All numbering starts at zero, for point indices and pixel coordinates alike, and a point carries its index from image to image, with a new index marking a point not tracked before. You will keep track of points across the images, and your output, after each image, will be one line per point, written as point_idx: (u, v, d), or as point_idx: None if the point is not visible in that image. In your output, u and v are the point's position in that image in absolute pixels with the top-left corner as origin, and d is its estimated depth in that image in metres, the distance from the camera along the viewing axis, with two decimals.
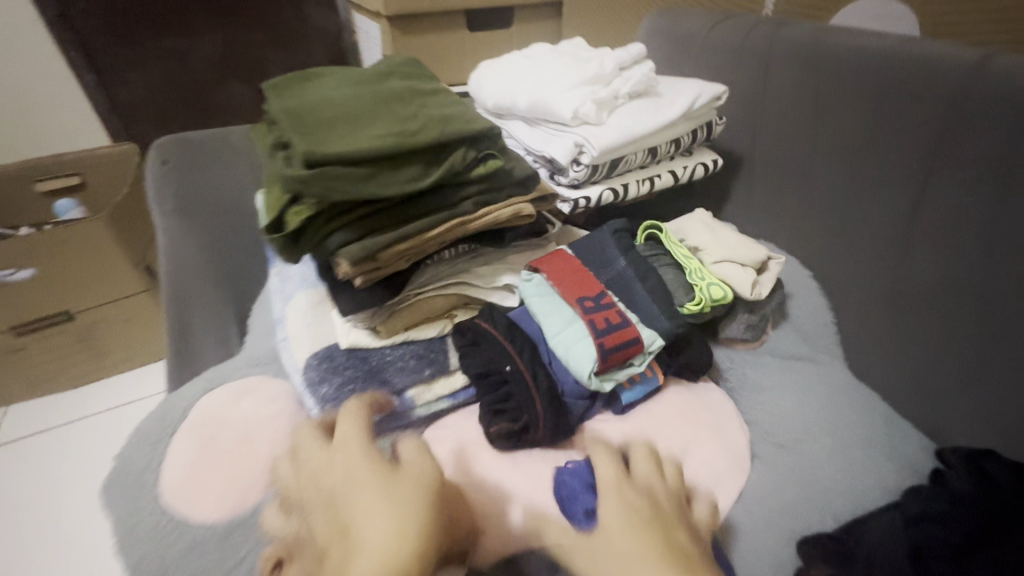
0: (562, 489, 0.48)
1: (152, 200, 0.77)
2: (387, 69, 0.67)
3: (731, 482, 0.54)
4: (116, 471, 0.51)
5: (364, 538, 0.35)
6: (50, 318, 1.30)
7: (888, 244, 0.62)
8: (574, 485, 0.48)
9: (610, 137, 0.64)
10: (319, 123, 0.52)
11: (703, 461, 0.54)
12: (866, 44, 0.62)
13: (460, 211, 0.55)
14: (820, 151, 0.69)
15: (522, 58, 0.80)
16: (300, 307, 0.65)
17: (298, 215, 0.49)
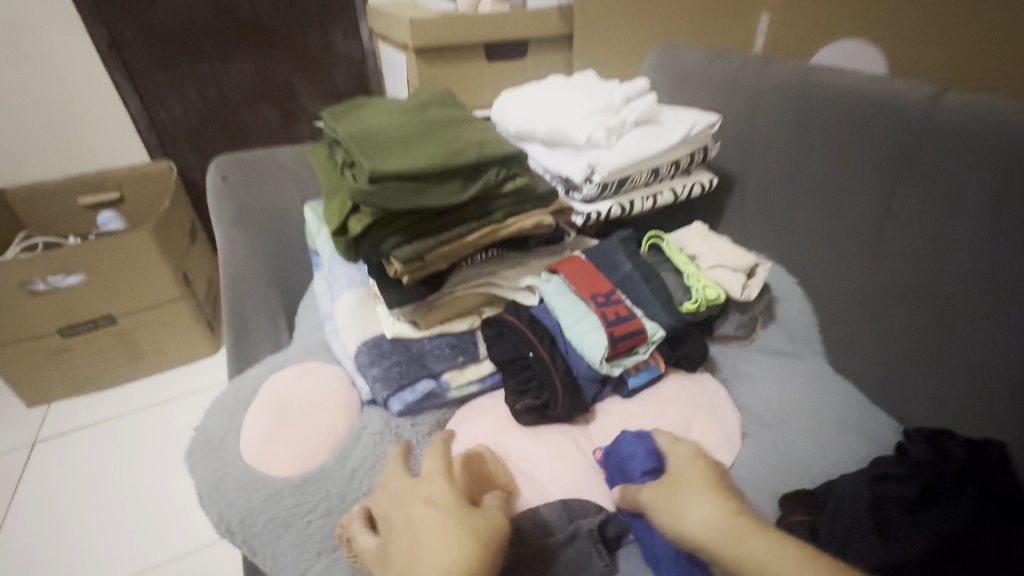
0: (624, 449, 0.57)
1: (213, 211, 0.87)
2: (426, 100, 0.77)
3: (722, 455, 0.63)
4: (199, 439, 0.60)
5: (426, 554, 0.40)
6: (93, 322, 1.40)
7: (861, 253, 0.72)
8: (635, 447, 0.56)
9: (619, 159, 0.74)
10: (376, 146, 0.62)
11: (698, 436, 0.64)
12: (837, 82, 0.73)
13: (492, 220, 0.65)
14: (802, 173, 0.79)
15: (540, 88, 0.91)
16: (348, 304, 0.74)
17: (360, 221, 0.59)
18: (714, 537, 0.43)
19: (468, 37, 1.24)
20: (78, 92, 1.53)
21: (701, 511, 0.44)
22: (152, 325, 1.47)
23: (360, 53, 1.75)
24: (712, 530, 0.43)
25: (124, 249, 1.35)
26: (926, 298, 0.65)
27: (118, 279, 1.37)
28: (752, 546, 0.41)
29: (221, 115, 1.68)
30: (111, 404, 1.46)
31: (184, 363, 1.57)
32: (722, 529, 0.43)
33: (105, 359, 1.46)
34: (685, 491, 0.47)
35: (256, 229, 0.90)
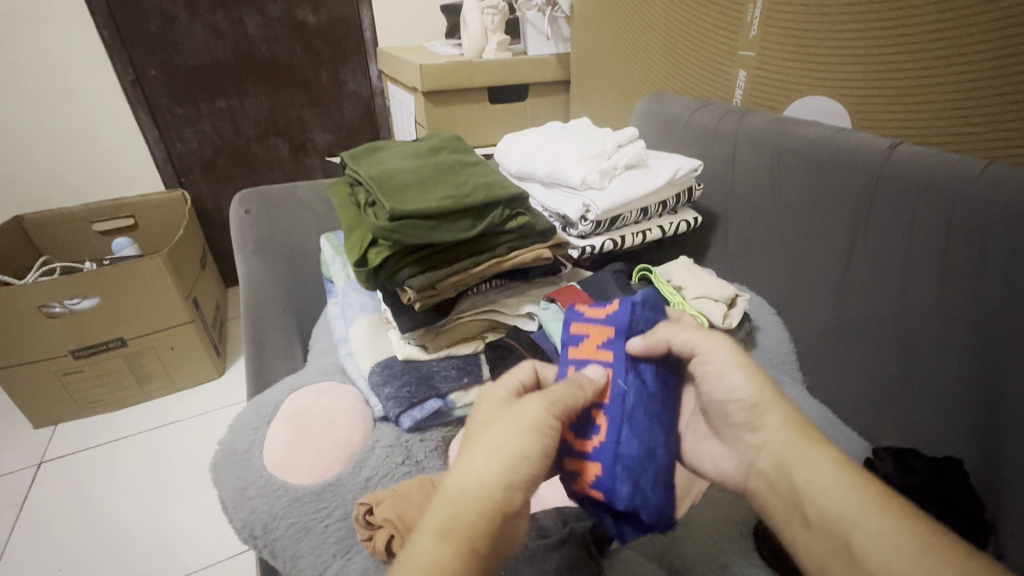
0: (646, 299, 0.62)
1: (237, 242, 0.95)
2: (437, 144, 0.85)
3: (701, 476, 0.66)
4: (224, 451, 0.65)
5: (491, 470, 0.44)
6: (105, 344, 1.45)
7: (829, 286, 0.80)
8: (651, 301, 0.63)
9: (611, 200, 0.82)
10: (394, 187, 0.70)
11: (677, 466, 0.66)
12: (805, 133, 0.82)
13: (496, 254, 0.72)
14: (777, 212, 0.87)
15: (539, 133, 1.00)
16: (362, 327, 0.80)
17: (379, 254, 0.66)
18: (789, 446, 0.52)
19: (472, 83, 1.34)
20: (102, 126, 1.62)
21: (776, 422, 0.54)
22: (161, 347, 1.52)
23: (369, 92, 1.86)
24: (788, 446, 0.52)
25: (139, 273, 1.41)
26: (888, 329, 0.72)
27: (130, 302, 1.43)
28: (813, 452, 0.51)
29: (234, 148, 1.78)
30: (117, 425, 1.50)
31: (189, 386, 1.61)
32: (792, 438, 0.53)
33: (113, 380, 1.50)
34: (763, 386, 0.55)
35: (276, 258, 0.97)
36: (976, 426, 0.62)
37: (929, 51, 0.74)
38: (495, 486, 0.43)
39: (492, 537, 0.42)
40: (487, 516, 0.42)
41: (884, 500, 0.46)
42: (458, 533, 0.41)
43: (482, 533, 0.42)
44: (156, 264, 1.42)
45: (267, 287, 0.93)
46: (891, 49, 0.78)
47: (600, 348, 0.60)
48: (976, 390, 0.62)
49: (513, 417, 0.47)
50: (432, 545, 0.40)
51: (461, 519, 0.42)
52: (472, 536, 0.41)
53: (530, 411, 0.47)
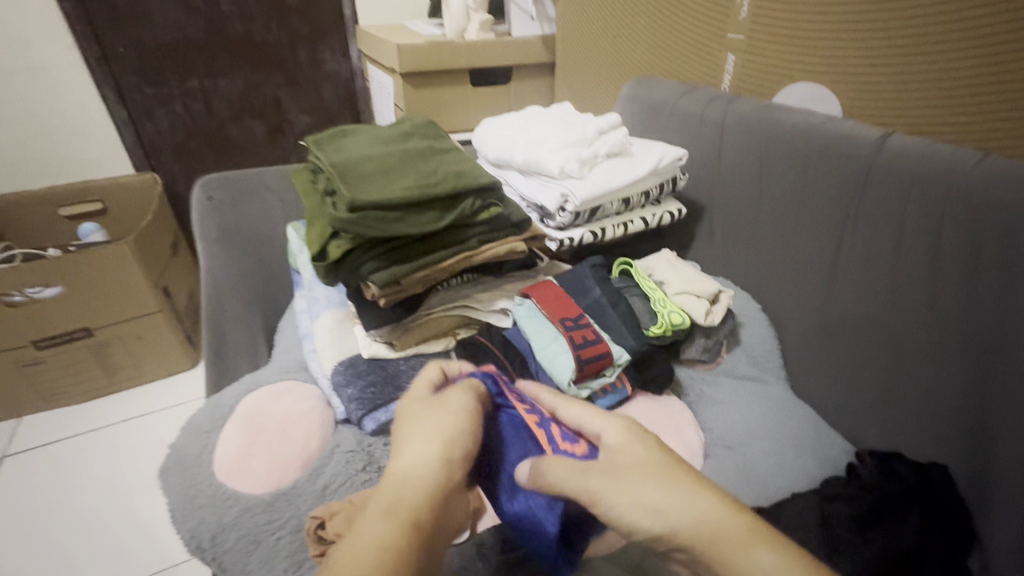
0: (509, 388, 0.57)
1: (197, 230, 0.88)
2: (408, 129, 0.80)
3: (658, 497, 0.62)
4: (173, 458, 0.61)
5: (415, 450, 0.43)
6: (70, 334, 1.39)
7: (818, 282, 0.76)
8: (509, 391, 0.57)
9: (591, 190, 0.78)
10: (358, 174, 0.65)
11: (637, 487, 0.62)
12: (794, 121, 0.79)
13: (466, 247, 0.68)
14: (763, 203, 0.84)
15: (518, 118, 0.95)
16: (327, 322, 0.76)
17: (339, 247, 0.62)
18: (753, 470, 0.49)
19: (453, 64, 1.28)
20: (65, 104, 1.53)
21: None
22: (131, 337, 1.47)
23: (350, 73, 1.79)
24: None
25: (105, 260, 1.34)
26: (875, 328, 0.69)
27: (96, 290, 1.36)
28: None
29: (206, 130, 1.70)
30: (84, 418, 1.44)
31: (161, 376, 1.56)
32: None
33: (81, 371, 1.44)
34: None
35: (240, 246, 0.91)
36: (964, 433, 0.60)
37: (926, 37, 0.70)
38: (432, 463, 0.43)
39: (433, 513, 0.41)
40: (424, 489, 0.41)
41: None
42: (404, 513, 0.39)
43: (426, 508, 0.41)
44: (123, 252, 1.35)
45: (230, 278, 0.87)
46: (887, 34, 0.74)
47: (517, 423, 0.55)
48: (964, 394, 0.59)
49: (440, 409, 0.47)
50: (377, 527, 0.38)
51: (402, 498, 0.40)
52: (414, 513, 0.40)
53: (454, 397, 0.48)
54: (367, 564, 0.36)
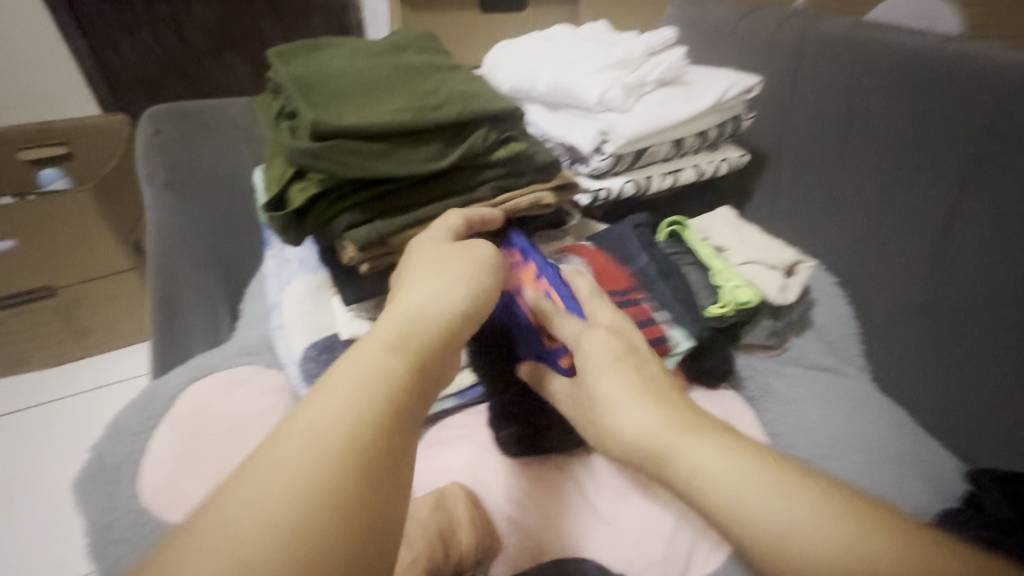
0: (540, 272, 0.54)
1: (142, 173, 0.72)
2: (401, 42, 0.62)
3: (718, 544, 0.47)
4: (88, 465, 0.47)
5: (423, 287, 0.37)
6: (29, 294, 1.23)
7: (921, 253, 0.60)
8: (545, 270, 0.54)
9: (637, 126, 0.60)
10: (330, 93, 0.48)
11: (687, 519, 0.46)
12: (906, 41, 0.60)
13: (478, 196, 0.51)
14: (852, 150, 0.66)
15: (542, 39, 0.76)
16: (298, 292, 0.60)
17: (304, 191, 0.45)
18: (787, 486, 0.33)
19: None
20: None
21: None
22: (98, 298, 1.31)
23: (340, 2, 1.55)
24: None
25: (59, 211, 1.17)
26: (997, 314, 0.53)
27: (50, 244, 1.20)
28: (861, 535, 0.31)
29: (179, 64, 1.48)
30: (49, 386, 1.30)
31: (135, 342, 1.41)
32: None
33: (44, 335, 1.30)
34: None
35: (198, 194, 0.74)
36: None
37: None
38: (444, 308, 0.36)
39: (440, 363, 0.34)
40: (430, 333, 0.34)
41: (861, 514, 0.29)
42: (414, 347, 0.33)
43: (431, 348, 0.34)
44: (79, 201, 1.18)
45: (186, 233, 0.71)
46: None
47: (539, 281, 0.53)
48: None
49: (469, 252, 0.40)
50: (382, 353, 0.31)
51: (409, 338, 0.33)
52: (422, 352, 0.33)
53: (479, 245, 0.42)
54: (361, 395, 0.29)
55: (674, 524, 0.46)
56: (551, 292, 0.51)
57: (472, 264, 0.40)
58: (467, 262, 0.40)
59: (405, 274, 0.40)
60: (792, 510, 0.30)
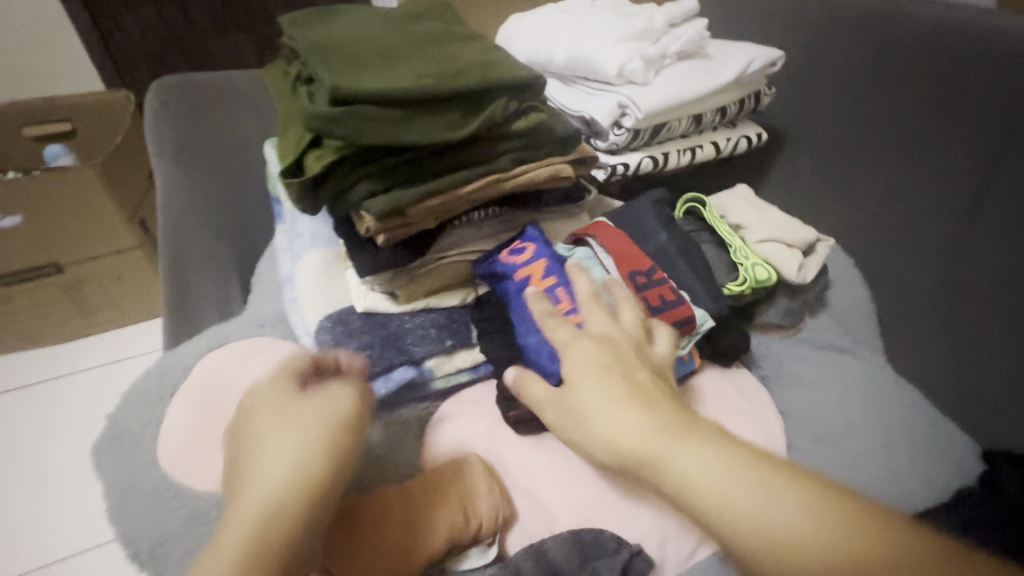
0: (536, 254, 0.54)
1: (151, 145, 0.70)
2: (416, 10, 0.60)
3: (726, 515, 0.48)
4: (109, 434, 0.47)
5: (267, 464, 0.35)
6: (38, 270, 1.23)
7: (943, 234, 0.59)
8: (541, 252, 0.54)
9: (656, 100, 0.59)
10: (347, 58, 0.47)
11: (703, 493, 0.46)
12: (939, 14, 0.58)
13: (496, 167, 0.50)
14: (876, 127, 0.65)
15: (558, 10, 0.74)
16: (311, 265, 0.59)
17: (321, 159, 0.44)
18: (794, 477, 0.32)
19: None
20: None
21: None
22: (106, 276, 1.31)
23: None
24: None
25: (67, 187, 1.16)
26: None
27: (58, 221, 1.19)
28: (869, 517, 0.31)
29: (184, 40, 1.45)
30: (60, 361, 1.31)
31: (143, 319, 1.41)
32: None
33: (53, 312, 1.30)
34: None
35: (207, 168, 0.73)
36: None
37: None
38: (294, 484, 0.34)
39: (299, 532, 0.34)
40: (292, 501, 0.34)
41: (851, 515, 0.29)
42: (259, 548, 0.32)
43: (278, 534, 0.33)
44: (87, 178, 1.17)
45: (195, 207, 0.70)
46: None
47: (545, 278, 0.52)
48: None
49: (315, 408, 0.39)
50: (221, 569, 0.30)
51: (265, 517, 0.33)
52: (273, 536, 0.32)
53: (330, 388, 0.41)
54: None
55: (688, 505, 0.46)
56: (548, 276, 0.52)
57: (323, 421, 0.38)
58: (316, 421, 0.38)
59: (250, 445, 0.38)
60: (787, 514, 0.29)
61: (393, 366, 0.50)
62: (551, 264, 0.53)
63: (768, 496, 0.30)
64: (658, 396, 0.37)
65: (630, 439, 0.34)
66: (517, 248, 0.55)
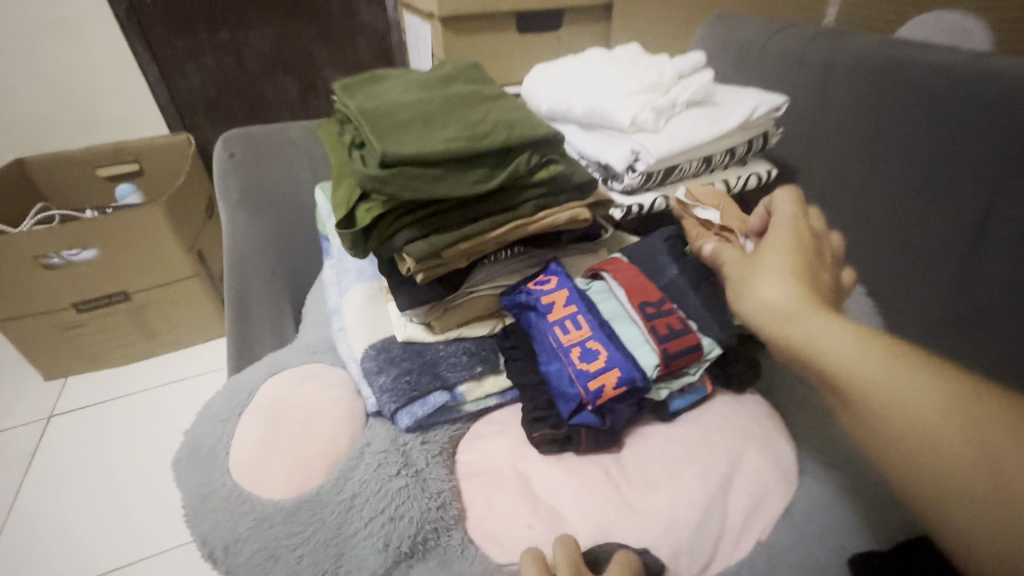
0: (560, 284, 0.60)
1: (218, 191, 0.79)
2: (451, 73, 0.68)
3: (741, 538, 0.51)
4: (188, 447, 0.55)
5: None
6: (108, 298, 1.36)
7: (947, 265, 0.62)
8: (565, 282, 0.60)
9: (667, 146, 0.64)
10: (392, 124, 0.54)
11: (711, 513, 0.51)
12: (932, 60, 0.62)
13: (520, 213, 0.56)
14: (879, 163, 0.69)
15: (578, 63, 0.81)
16: (358, 297, 0.67)
17: (370, 211, 0.51)
18: (923, 388, 0.33)
19: (500, 6, 1.13)
20: (96, 58, 1.46)
21: (831, 335, 0.38)
22: (168, 302, 1.43)
23: (385, 24, 1.64)
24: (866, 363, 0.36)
25: (134, 223, 1.29)
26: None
27: (126, 254, 1.32)
28: (977, 409, 0.32)
29: (238, 87, 1.60)
30: (125, 380, 1.44)
31: (199, 342, 1.53)
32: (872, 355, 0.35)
33: (121, 336, 1.43)
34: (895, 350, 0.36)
35: (266, 210, 0.83)
36: None
37: None
38: None
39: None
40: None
41: (961, 405, 0.32)
42: None
43: None
44: (152, 214, 1.30)
45: (257, 245, 0.79)
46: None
47: (567, 306, 0.57)
48: None
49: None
50: None
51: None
52: None
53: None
54: None
55: (702, 515, 0.50)
56: (570, 305, 0.57)
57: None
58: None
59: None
60: (927, 403, 0.33)
61: (426, 392, 0.55)
62: (572, 293, 0.58)
63: (905, 380, 0.34)
64: (817, 287, 0.43)
65: (782, 304, 0.41)
66: (541, 281, 0.60)
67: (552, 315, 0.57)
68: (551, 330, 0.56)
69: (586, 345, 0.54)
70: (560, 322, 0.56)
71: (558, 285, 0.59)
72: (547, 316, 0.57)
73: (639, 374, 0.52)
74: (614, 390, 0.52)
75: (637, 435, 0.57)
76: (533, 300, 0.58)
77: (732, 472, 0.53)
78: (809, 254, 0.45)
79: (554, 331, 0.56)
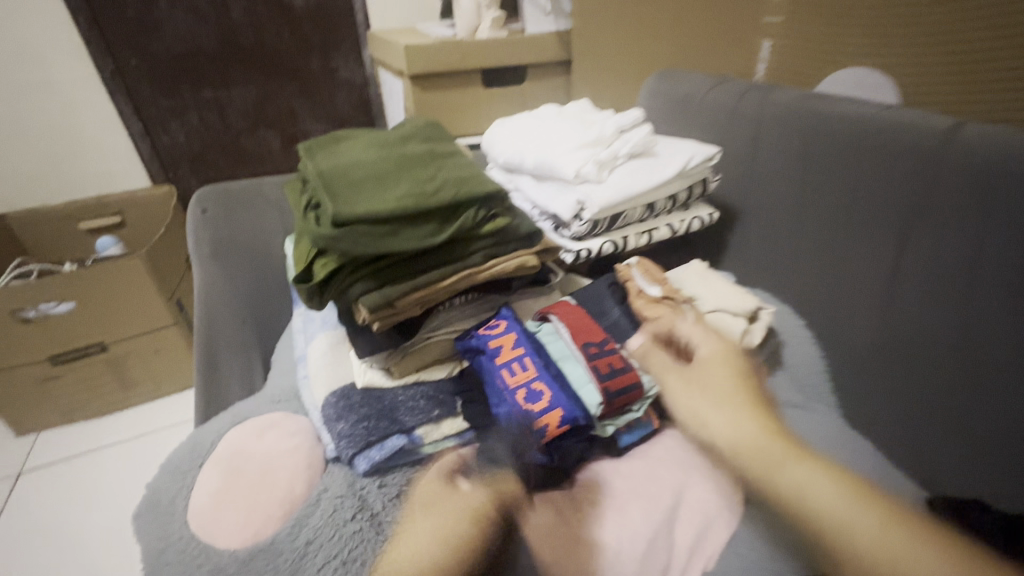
0: (510, 328, 0.63)
1: (190, 244, 0.83)
2: (408, 132, 0.73)
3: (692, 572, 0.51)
4: (147, 500, 0.55)
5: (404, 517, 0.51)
6: (84, 350, 1.37)
7: (872, 296, 0.66)
8: (515, 325, 0.64)
9: (610, 196, 0.70)
10: (348, 185, 0.59)
11: (659, 546, 0.51)
12: (849, 113, 0.68)
13: (470, 263, 0.60)
14: (809, 205, 0.74)
15: (532, 118, 0.87)
16: (321, 346, 0.69)
17: (326, 266, 0.55)
18: (913, 548, 0.36)
19: (464, 64, 1.21)
20: (81, 117, 1.51)
21: (811, 478, 0.41)
22: (144, 352, 1.44)
23: (363, 80, 1.72)
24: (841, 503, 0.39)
25: (114, 276, 1.31)
26: (946, 354, 0.58)
27: (104, 306, 1.33)
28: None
29: (221, 141, 1.66)
30: (97, 433, 1.42)
31: (174, 391, 1.53)
32: (846, 498, 0.39)
33: (95, 387, 1.42)
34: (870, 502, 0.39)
35: (236, 263, 0.86)
36: None
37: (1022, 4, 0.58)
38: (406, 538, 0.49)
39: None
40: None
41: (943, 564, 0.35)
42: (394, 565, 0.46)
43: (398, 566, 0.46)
44: (132, 266, 1.32)
45: (226, 295, 0.82)
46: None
47: (515, 348, 0.61)
48: None
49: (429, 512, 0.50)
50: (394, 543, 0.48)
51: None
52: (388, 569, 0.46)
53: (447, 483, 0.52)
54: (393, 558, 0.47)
55: (649, 546, 0.51)
56: (519, 347, 0.61)
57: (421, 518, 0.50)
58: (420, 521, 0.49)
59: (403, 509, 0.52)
60: (916, 559, 0.35)
61: (381, 437, 0.57)
62: (520, 337, 0.62)
63: (908, 555, 0.35)
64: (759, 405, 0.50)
65: (750, 440, 0.46)
66: (492, 325, 0.64)
67: (503, 358, 0.60)
68: (501, 372, 0.59)
69: (531, 386, 0.57)
70: (508, 365, 0.60)
71: (508, 329, 0.63)
72: (498, 359, 0.60)
73: (580, 415, 0.55)
74: (557, 429, 0.55)
75: (588, 469, 0.60)
76: (484, 344, 0.62)
77: (678, 501, 0.55)
78: (746, 378, 0.53)
79: (504, 373, 0.59)
